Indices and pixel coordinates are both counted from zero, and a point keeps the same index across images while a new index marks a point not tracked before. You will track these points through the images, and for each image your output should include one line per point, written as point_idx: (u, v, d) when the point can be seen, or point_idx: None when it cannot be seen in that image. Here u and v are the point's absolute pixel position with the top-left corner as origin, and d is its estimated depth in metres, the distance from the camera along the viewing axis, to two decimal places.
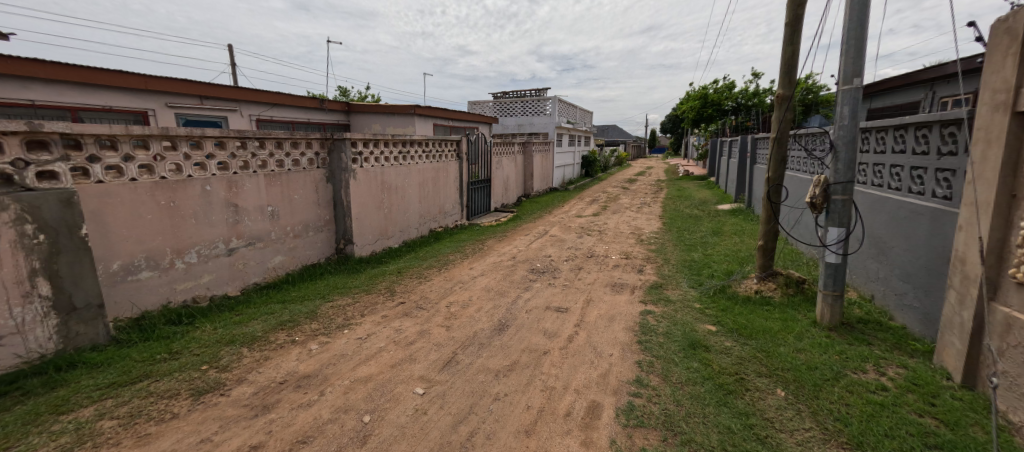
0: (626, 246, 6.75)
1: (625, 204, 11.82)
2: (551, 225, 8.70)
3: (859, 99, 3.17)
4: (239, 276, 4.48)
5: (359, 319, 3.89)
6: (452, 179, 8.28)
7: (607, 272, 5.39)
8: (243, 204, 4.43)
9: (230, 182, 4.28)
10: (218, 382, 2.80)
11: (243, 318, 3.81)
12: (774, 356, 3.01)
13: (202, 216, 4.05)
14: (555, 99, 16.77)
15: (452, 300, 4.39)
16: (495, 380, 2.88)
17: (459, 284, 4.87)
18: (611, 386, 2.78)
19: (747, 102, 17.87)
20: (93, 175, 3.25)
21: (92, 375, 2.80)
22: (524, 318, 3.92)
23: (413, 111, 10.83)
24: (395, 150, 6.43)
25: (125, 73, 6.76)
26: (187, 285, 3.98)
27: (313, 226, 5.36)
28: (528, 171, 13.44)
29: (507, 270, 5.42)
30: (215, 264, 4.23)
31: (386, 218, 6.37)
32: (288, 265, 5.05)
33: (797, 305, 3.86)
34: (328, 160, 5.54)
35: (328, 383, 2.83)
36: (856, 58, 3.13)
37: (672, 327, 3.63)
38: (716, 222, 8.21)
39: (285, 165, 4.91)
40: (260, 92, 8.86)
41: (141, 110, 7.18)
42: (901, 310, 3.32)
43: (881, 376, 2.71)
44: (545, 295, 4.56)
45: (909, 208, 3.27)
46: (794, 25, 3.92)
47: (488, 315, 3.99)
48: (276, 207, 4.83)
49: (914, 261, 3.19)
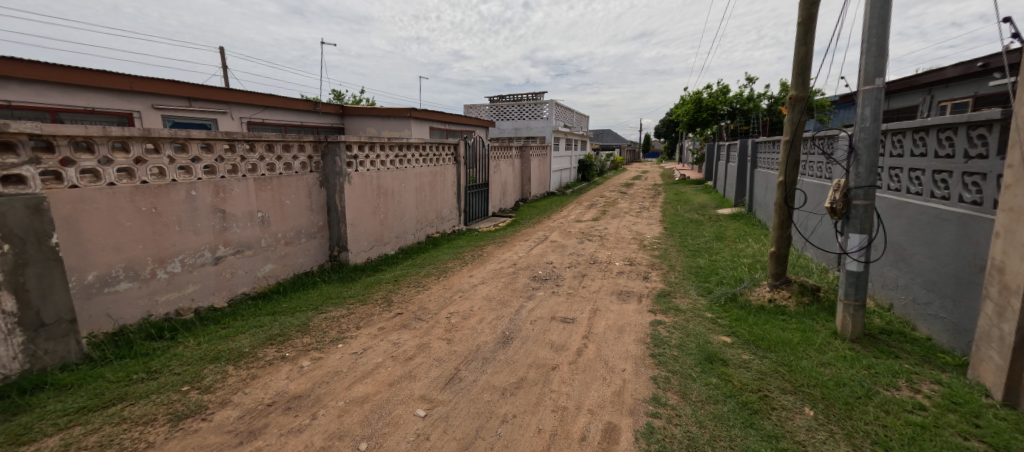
0: (628, 252, 6.57)
1: (623, 208, 11.68)
2: (550, 229, 8.52)
3: (882, 100, 2.92)
4: (226, 286, 4.25)
5: (354, 331, 3.65)
6: (449, 183, 8.08)
7: (612, 279, 5.22)
8: (231, 210, 4.23)
9: (217, 186, 4.10)
10: (199, 405, 2.57)
11: (229, 332, 3.53)
12: (797, 371, 2.80)
13: (186, 223, 3.86)
14: (553, 103, 16.65)
15: (452, 311, 4.17)
16: (501, 399, 2.69)
17: (460, 292, 4.66)
18: (627, 405, 2.59)
19: (742, 107, 17.73)
20: (66, 179, 3.07)
21: (60, 398, 2.57)
22: (529, 330, 3.72)
23: (409, 113, 10.60)
24: (391, 153, 6.24)
25: (110, 73, 6.47)
26: (169, 297, 3.77)
27: (305, 232, 5.14)
28: (525, 175, 13.21)
29: (508, 278, 5.21)
30: (200, 274, 4.02)
31: (382, 224, 6.15)
32: (278, 273, 4.81)
33: (816, 314, 3.61)
34: (321, 164, 5.34)
35: (321, 405, 2.62)
36: (879, 56, 2.89)
37: (685, 339, 3.44)
38: (718, 227, 8.06)
39: (276, 169, 4.72)
40: (251, 94, 8.59)
41: (125, 112, 6.88)
42: (925, 320, 3.12)
43: (916, 394, 2.47)
44: (550, 305, 4.36)
45: (933, 214, 3.09)
46: (808, 25, 3.73)
47: (491, 327, 3.78)
48: (267, 213, 4.62)
49: (940, 268, 3.00)
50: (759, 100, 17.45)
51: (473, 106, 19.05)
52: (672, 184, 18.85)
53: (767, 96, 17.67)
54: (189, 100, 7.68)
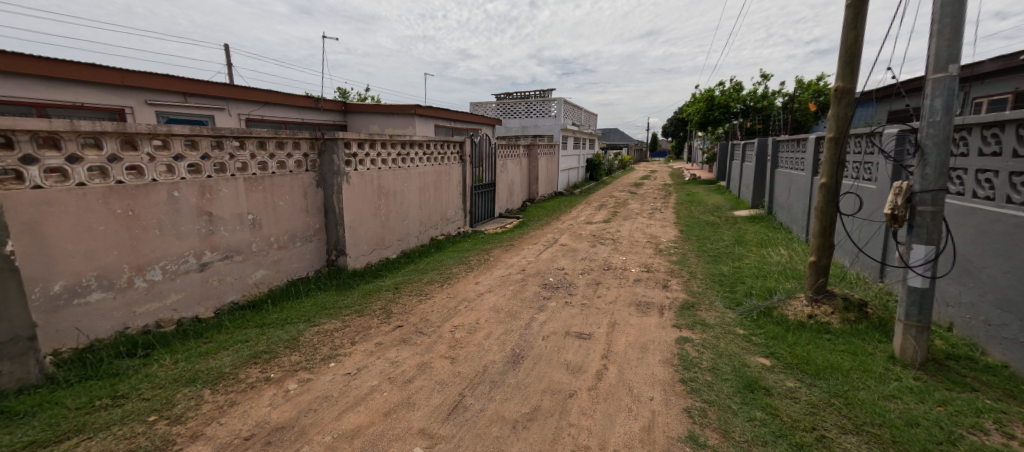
0: (644, 257, 6.18)
1: (634, 210, 11.26)
2: (560, 232, 8.15)
3: (956, 89, 2.51)
4: (213, 295, 3.93)
5: (348, 348, 3.31)
6: (454, 183, 7.74)
7: (629, 288, 4.83)
8: (218, 212, 3.91)
9: (203, 186, 3.77)
10: (166, 440, 2.23)
11: (212, 348, 3.20)
12: (856, 406, 2.41)
13: (168, 227, 3.53)
14: (562, 101, 16.25)
15: (456, 324, 3.81)
16: (512, 434, 2.32)
17: (465, 302, 4.30)
18: (660, 446, 2.21)
19: (756, 105, 17.20)
20: (28, 179, 2.75)
21: (8, 430, 2.24)
22: (541, 347, 3.35)
23: (413, 110, 10.29)
24: (392, 151, 5.90)
25: (100, 67, 6.18)
26: (149, 307, 3.45)
27: (300, 236, 4.81)
28: (532, 175, 12.84)
29: (517, 286, 4.85)
30: (184, 281, 3.70)
31: (383, 226, 5.81)
32: (271, 279, 4.48)
33: (865, 333, 3.21)
34: (318, 163, 5.01)
35: (305, 440, 2.28)
36: (954, 39, 2.48)
37: (718, 361, 3.06)
38: (737, 231, 7.63)
39: (269, 168, 4.39)
40: (250, 90, 8.29)
41: (117, 108, 6.59)
42: (999, 345, 2.71)
43: (1011, 439, 2.06)
44: (563, 317, 3.99)
45: (1010, 223, 2.68)
46: (858, 6, 3.30)
47: (499, 343, 3.42)
48: (258, 215, 4.30)
49: (1021, 286, 2.59)
50: (774, 97, 16.92)
51: (479, 104, 18.68)
52: (682, 185, 18.36)
53: (783, 94, 17.14)
54: (184, 95, 7.39)
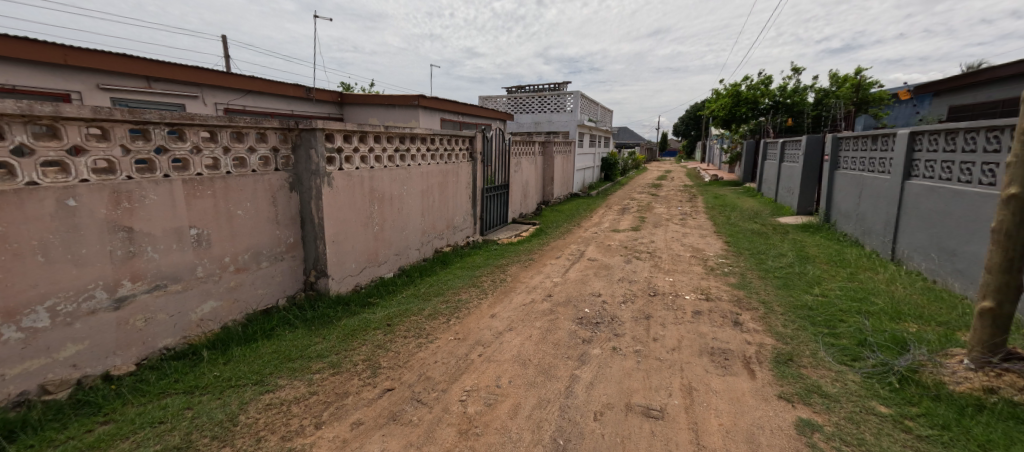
0: (695, 278, 5.05)
1: (662, 214, 10.12)
2: (584, 242, 7.03)
3: None
4: (136, 340, 2.86)
5: (310, 436, 2.22)
6: (463, 185, 6.64)
7: (691, 326, 3.72)
8: (143, 227, 2.84)
9: (118, 192, 2.70)
10: None
11: (105, 437, 2.14)
12: None
13: (61, 251, 2.46)
14: (578, 94, 15.09)
15: (469, 387, 2.71)
16: None
17: (479, 348, 3.21)
18: None
19: (786, 100, 15.94)
20: None
21: None
22: (595, 436, 2.26)
23: (417, 101, 9.19)
24: (389, 147, 4.81)
25: (37, 43, 5.13)
26: (28, 368, 2.38)
27: (266, 254, 3.73)
28: (547, 175, 11.71)
29: (546, 321, 3.75)
30: (90, 326, 2.63)
31: (376, 238, 4.72)
32: (224, 313, 3.41)
33: None
34: (292, 160, 3.93)
35: None
36: None
37: None
38: (796, 244, 6.46)
39: (222, 166, 3.32)
40: (229, 75, 7.26)
41: (62, 93, 5.56)
42: None
43: None
44: (616, 375, 2.89)
45: None
46: None
47: (532, 428, 2.32)
48: (206, 230, 3.23)
49: None
50: (807, 92, 15.63)
51: (488, 98, 17.60)
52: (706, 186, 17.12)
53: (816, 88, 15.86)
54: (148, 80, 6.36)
